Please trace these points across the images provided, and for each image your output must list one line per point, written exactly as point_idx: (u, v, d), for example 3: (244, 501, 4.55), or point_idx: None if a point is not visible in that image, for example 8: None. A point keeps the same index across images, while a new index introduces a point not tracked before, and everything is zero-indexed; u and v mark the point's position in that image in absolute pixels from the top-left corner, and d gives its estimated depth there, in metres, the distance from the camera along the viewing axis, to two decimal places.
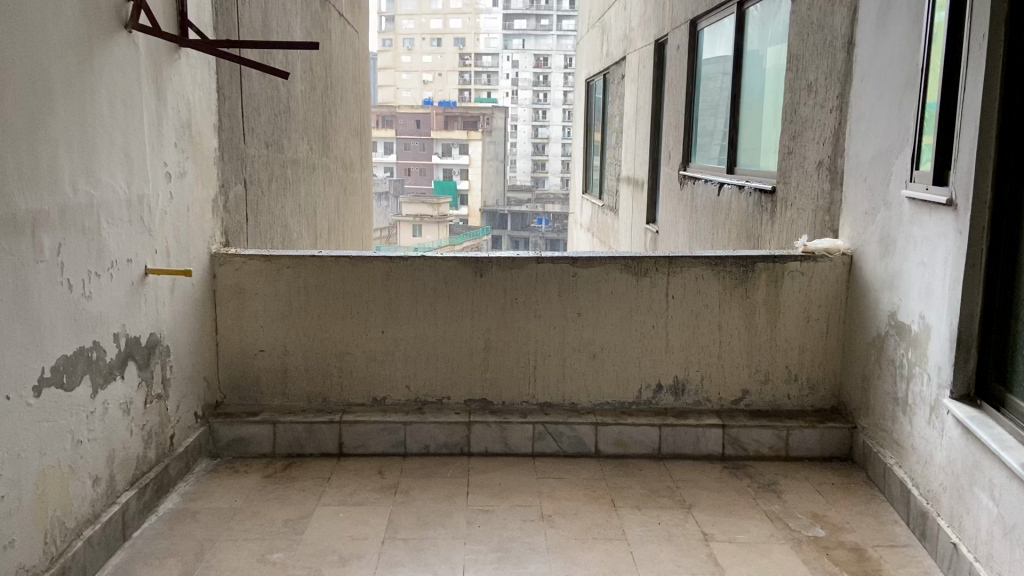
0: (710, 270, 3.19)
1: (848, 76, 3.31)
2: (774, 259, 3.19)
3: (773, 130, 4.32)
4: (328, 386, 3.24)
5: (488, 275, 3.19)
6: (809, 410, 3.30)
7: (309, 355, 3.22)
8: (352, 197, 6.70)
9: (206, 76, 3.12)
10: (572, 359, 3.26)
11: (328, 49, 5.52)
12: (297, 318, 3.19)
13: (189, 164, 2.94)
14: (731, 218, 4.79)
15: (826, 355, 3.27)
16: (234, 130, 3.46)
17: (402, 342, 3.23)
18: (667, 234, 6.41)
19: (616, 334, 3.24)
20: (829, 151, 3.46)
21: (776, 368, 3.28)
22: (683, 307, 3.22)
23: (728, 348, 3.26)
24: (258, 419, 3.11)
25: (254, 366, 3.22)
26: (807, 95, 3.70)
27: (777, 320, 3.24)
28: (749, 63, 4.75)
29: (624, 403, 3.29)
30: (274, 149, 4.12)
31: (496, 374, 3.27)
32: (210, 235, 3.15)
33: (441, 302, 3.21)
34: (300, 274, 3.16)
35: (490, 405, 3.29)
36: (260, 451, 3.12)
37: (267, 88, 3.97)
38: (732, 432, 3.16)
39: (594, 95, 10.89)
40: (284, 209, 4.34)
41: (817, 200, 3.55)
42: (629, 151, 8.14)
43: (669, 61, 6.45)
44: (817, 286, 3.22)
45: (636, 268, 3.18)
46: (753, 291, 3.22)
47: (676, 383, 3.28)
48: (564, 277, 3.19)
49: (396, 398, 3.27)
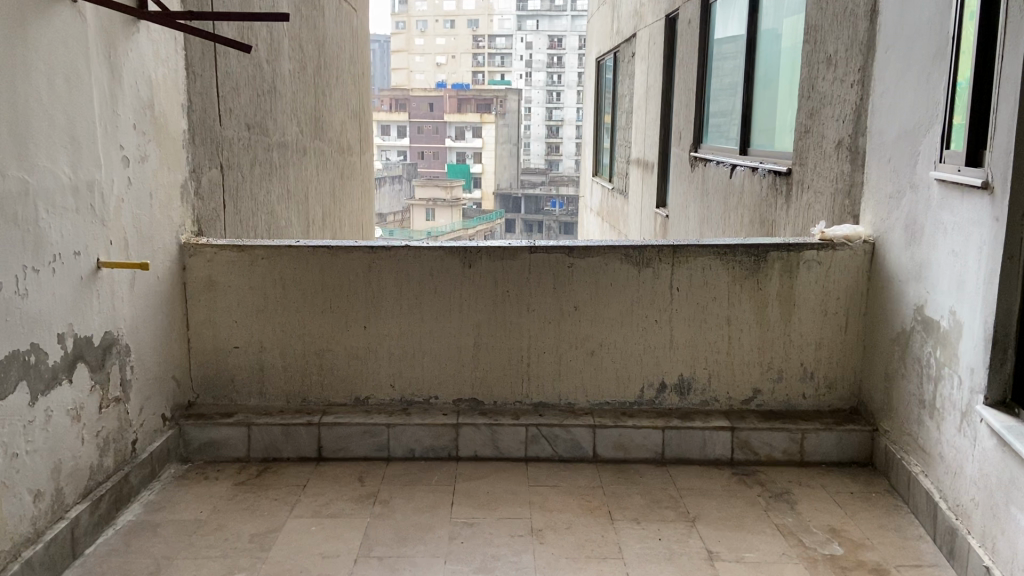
0: (718, 259, 2.94)
1: (872, 47, 3.02)
2: (789, 248, 2.94)
3: (788, 108, 4.04)
4: (308, 385, 3.03)
5: (478, 266, 2.96)
6: (827, 411, 3.05)
7: (287, 352, 3.01)
8: (350, 182, 6.48)
9: (172, 52, 2.89)
10: (569, 356, 3.03)
11: (320, 27, 5.27)
12: (273, 313, 2.98)
13: (152, 148, 2.72)
14: (743, 202, 4.52)
15: (846, 351, 3.01)
16: (208, 111, 3.24)
17: (386, 338, 3.01)
18: (678, 219, 6.15)
19: (616, 329, 3.00)
20: (850, 130, 3.19)
21: (790, 366, 3.03)
22: (689, 300, 2.97)
23: (738, 344, 3.01)
24: (232, 421, 2.91)
25: (228, 364, 3.01)
26: (826, 69, 3.41)
27: (791, 313, 2.99)
28: (764, 37, 4.45)
29: (625, 403, 3.06)
30: (256, 132, 3.89)
31: (488, 372, 3.04)
32: (180, 224, 2.94)
33: (428, 295, 2.98)
34: (276, 265, 2.94)
35: (481, 405, 3.06)
36: (233, 455, 2.92)
37: (248, 66, 3.74)
38: (742, 435, 2.92)
39: (604, 75, 10.58)
40: (269, 194, 4.12)
41: (836, 183, 3.28)
42: (639, 134, 7.85)
43: (680, 37, 6.15)
44: (836, 277, 2.97)
45: (638, 258, 2.93)
46: (766, 282, 2.97)
47: (681, 382, 3.04)
48: (559, 268, 2.95)
49: (381, 398, 3.06)
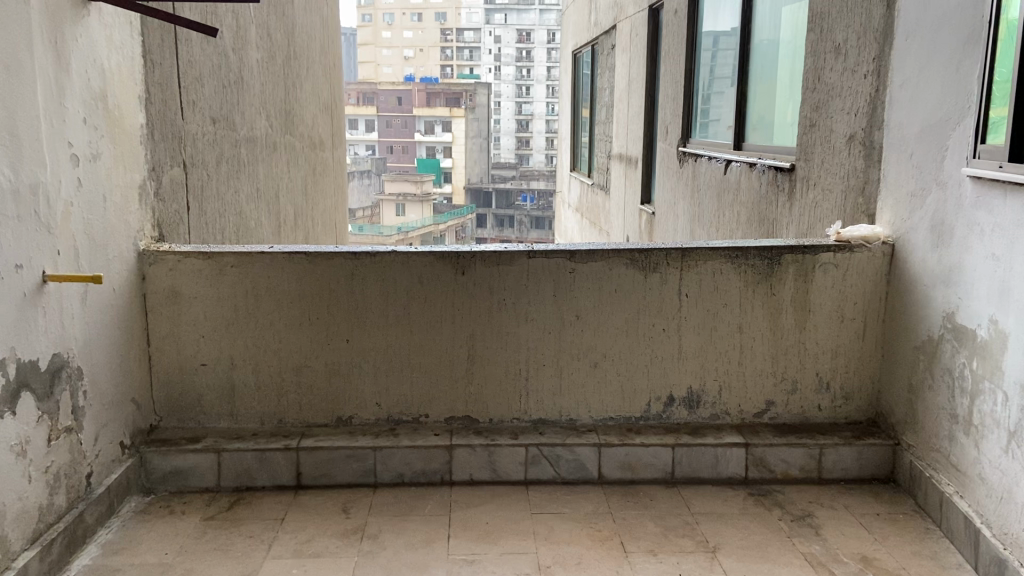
0: (729, 263, 2.74)
1: (888, 35, 2.83)
2: (804, 250, 2.75)
3: (788, 101, 3.85)
4: (284, 405, 2.77)
5: (470, 272, 2.71)
6: (844, 423, 2.86)
7: (261, 368, 2.74)
8: (322, 179, 6.17)
9: (127, 39, 2.59)
10: (570, 369, 2.80)
11: (290, 16, 4.97)
12: (245, 326, 2.70)
13: (106, 144, 2.42)
14: (739, 199, 4.32)
15: (864, 360, 2.83)
16: (169, 103, 2.94)
17: (370, 352, 2.75)
18: (665, 216, 5.95)
19: (620, 339, 2.78)
20: (863, 123, 2.99)
21: (805, 376, 2.84)
22: (698, 307, 2.76)
23: (750, 353, 2.81)
24: (200, 446, 2.63)
25: (195, 383, 2.73)
26: (834, 59, 3.22)
27: (806, 320, 2.79)
28: (759, 27, 4.25)
29: (630, 418, 2.84)
30: (222, 126, 3.59)
31: (482, 388, 2.80)
32: (138, 228, 2.64)
33: (416, 305, 2.73)
34: (247, 274, 2.67)
35: (475, 423, 2.82)
36: (201, 484, 2.64)
37: (212, 54, 3.43)
38: (757, 452, 2.72)
39: (581, 68, 10.38)
40: (237, 194, 3.82)
41: (848, 180, 3.09)
42: (620, 128, 7.65)
43: (665, 28, 5.94)
44: (853, 280, 2.78)
45: (644, 262, 2.71)
46: (779, 287, 2.77)
47: (689, 395, 2.83)
48: (559, 273, 2.72)
49: (365, 417, 2.80)
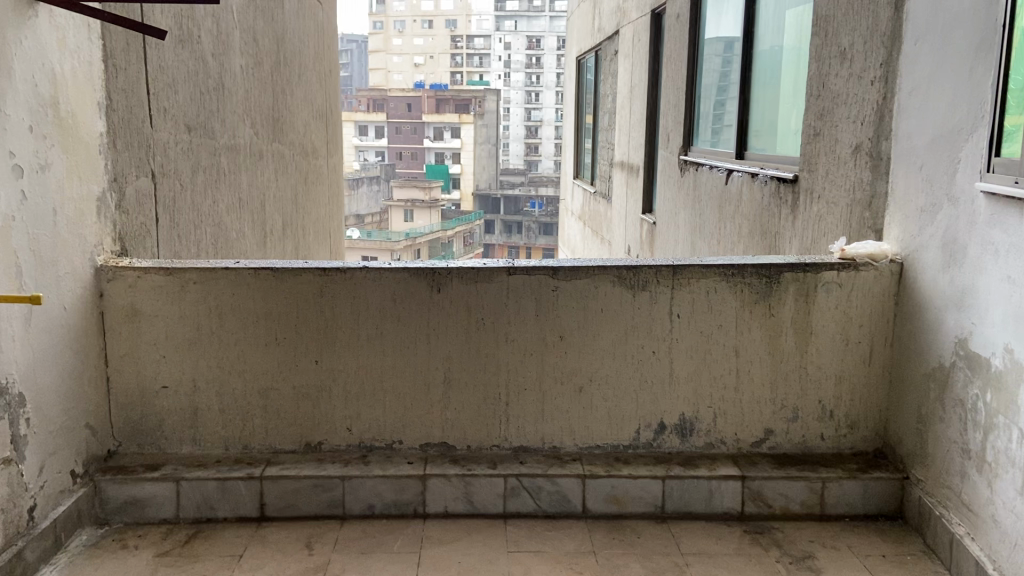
0: (725, 281, 2.56)
1: (896, 38, 2.65)
2: (805, 268, 2.57)
3: (791, 108, 3.67)
4: (249, 430, 2.61)
5: (447, 290, 2.55)
6: (847, 454, 2.68)
7: (224, 391, 2.58)
8: (315, 187, 6.02)
9: (85, 42, 2.43)
10: (554, 394, 2.63)
11: (279, 20, 4.83)
12: (208, 346, 2.54)
13: (57, 155, 2.26)
14: (741, 211, 4.15)
15: (869, 386, 2.64)
16: (135, 110, 2.78)
17: (340, 374, 2.59)
18: (666, 226, 5.78)
19: (608, 362, 2.60)
20: (869, 132, 2.81)
21: (806, 403, 2.65)
22: (691, 329, 2.59)
23: (747, 378, 2.63)
24: (158, 475, 2.47)
25: (156, 407, 2.57)
26: (840, 64, 3.04)
27: (807, 342, 2.61)
28: (762, 31, 4.07)
29: (617, 447, 2.66)
30: (199, 133, 3.44)
31: (460, 413, 2.63)
32: (96, 243, 2.49)
33: (390, 324, 2.56)
34: (210, 291, 2.51)
35: (453, 450, 2.65)
36: (159, 515, 2.48)
37: (187, 59, 3.28)
38: (753, 485, 2.54)
39: (585, 75, 10.23)
40: (216, 203, 3.67)
41: (854, 192, 2.91)
42: (623, 135, 7.48)
43: (667, 33, 5.78)
44: (858, 301, 2.59)
45: (632, 280, 2.54)
46: (778, 308, 2.59)
47: (682, 423, 2.65)
48: (542, 292, 2.55)
49: (336, 443, 2.64)
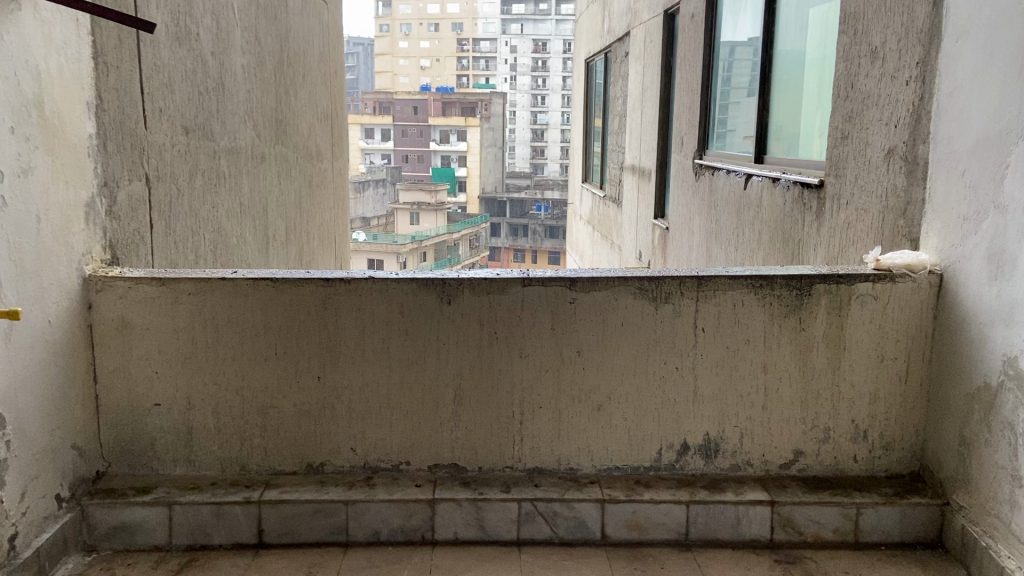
0: (753, 293, 2.41)
1: (935, 35, 2.48)
2: (838, 279, 2.41)
3: (814, 110, 3.52)
4: (247, 451, 2.46)
5: (458, 302, 2.40)
6: (883, 477, 2.52)
7: (221, 409, 2.43)
8: (320, 191, 5.88)
9: (72, 38, 2.29)
10: (570, 413, 2.47)
11: (283, 20, 4.70)
12: (203, 361, 2.40)
13: (42, 158, 2.12)
14: (761, 217, 3.99)
15: (906, 405, 2.48)
16: (128, 111, 2.65)
17: (344, 392, 2.44)
18: (680, 232, 5.62)
19: (628, 379, 2.45)
20: (903, 135, 2.66)
21: (839, 423, 2.49)
22: (716, 344, 2.43)
23: (776, 396, 2.47)
24: (149, 499, 2.33)
25: (148, 425, 2.43)
26: (870, 64, 2.89)
27: (840, 358, 2.45)
28: (783, 29, 3.92)
29: (638, 468, 2.51)
30: (198, 135, 3.31)
31: (470, 433, 2.48)
32: (84, 252, 2.35)
33: (396, 338, 2.42)
34: (206, 302, 2.37)
35: (463, 472, 2.50)
36: (151, 542, 2.34)
37: (184, 58, 3.14)
38: (784, 511, 2.37)
39: (594, 77, 10.08)
40: (216, 209, 3.54)
41: (887, 199, 2.75)
42: (634, 139, 7.33)
43: (681, 33, 5.63)
44: (894, 314, 2.44)
45: (654, 292, 2.39)
46: (810, 322, 2.43)
47: (706, 443, 2.49)
48: (558, 304, 2.40)
49: (339, 464, 2.48)
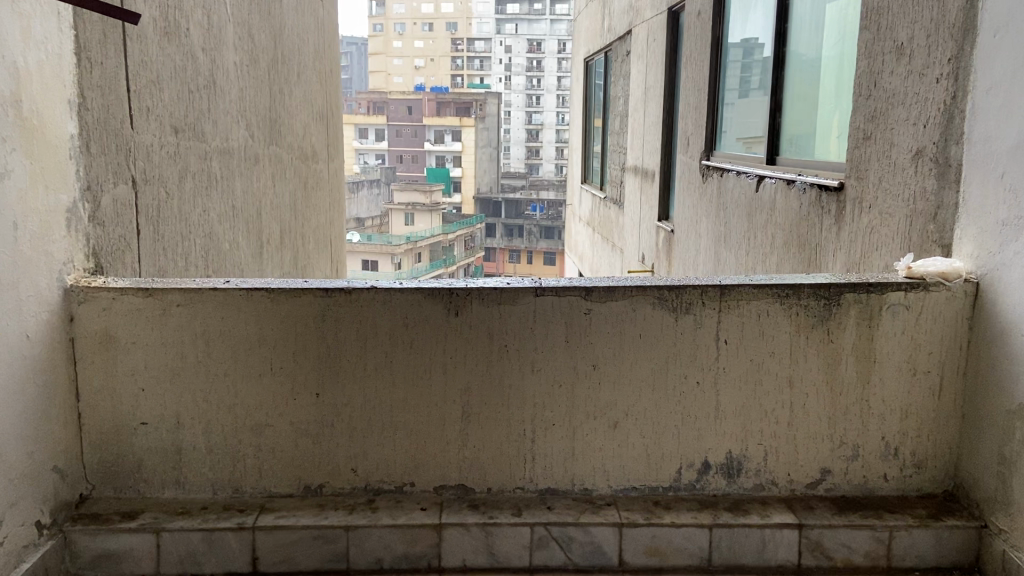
0: (779, 304, 2.27)
1: (968, 29, 2.34)
2: (869, 288, 2.28)
3: (831, 109, 3.39)
4: (241, 472, 2.31)
5: (465, 314, 2.25)
6: (915, 497, 2.38)
7: (212, 428, 2.29)
8: (315, 193, 5.73)
9: (52, 32, 2.13)
10: (585, 430, 2.33)
11: (277, 16, 4.54)
12: (194, 377, 2.25)
13: (20, 161, 1.96)
14: (774, 220, 3.86)
15: (940, 421, 2.34)
16: (113, 110, 2.50)
17: (344, 409, 2.29)
18: (685, 234, 5.49)
19: (646, 395, 2.31)
20: (932, 135, 2.52)
21: (868, 440, 2.35)
22: (739, 357, 2.29)
23: (803, 412, 2.33)
24: (136, 525, 2.18)
25: (136, 445, 2.28)
26: (896, 61, 2.75)
27: (870, 372, 2.32)
28: (797, 26, 3.78)
29: (656, 489, 2.37)
30: (188, 135, 3.15)
31: (478, 452, 2.33)
32: (66, 260, 2.19)
33: (400, 351, 2.27)
34: (197, 314, 2.22)
35: (471, 493, 2.35)
36: (137, 572, 2.18)
37: (172, 54, 2.98)
38: (812, 535, 2.23)
39: (593, 77, 9.95)
40: (208, 212, 3.38)
41: (916, 203, 2.62)
42: (635, 139, 7.20)
43: (686, 31, 5.49)
44: (928, 325, 2.30)
45: (674, 302, 2.25)
46: (838, 334, 2.29)
47: (729, 462, 2.35)
48: (573, 315, 2.26)
49: (339, 486, 2.34)
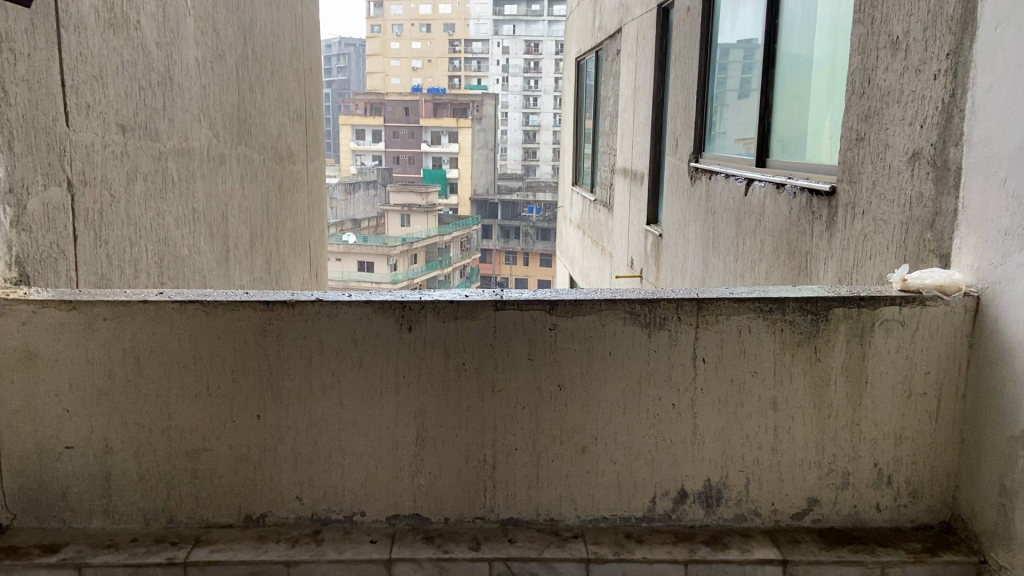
0: (762, 319, 2.08)
1: (968, 21, 2.15)
2: (860, 303, 2.09)
3: (823, 109, 3.20)
4: (176, 500, 2.12)
5: (420, 329, 2.07)
6: (909, 528, 2.19)
7: (144, 453, 2.09)
8: (292, 195, 5.54)
9: None
10: (551, 455, 2.14)
11: (247, 11, 4.35)
12: (123, 398, 2.06)
13: None
14: (763, 225, 3.67)
15: (936, 447, 2.16)
16: (42, 106, 2.30)
17: (288, 432, 2.10)
18: (674, 239, 5.31)
19: (617, 417, 2.12)
20: (929, 136, 2.34)
21: (859, 467, 2.17)
22: (718, 377, 2.10)
23: (788, 437, 2.14)
24: (55, 560, 1.98)
25: (60, 472, 2.09)
26: (891, 57, 2.57)
27: (861, 394, 2.13)
28: (788, 23, 3.60)
29: (628, 519, 2.18)
30: (138, 133, 2.96)
31: (435, 479, 2.14)
32: None
33: (348, 369, 2.08)
34: (124, 329, 2.02)
35: (427, 524, 2.16)
36: None
37: (119, 47, 2.79)
38: (797, 572, 2.04)
39: (585, 77, 9.79)
40: (162, 215, 3.19)
41: (912, 209, 2.44)
42: (625, 140, 7.01)
43: (676, 29, 5.31)
44: (923, 343, 2.11)
45: (647, 317, 2.06)
46: (826, 352, 2.11)
47: (707, 491, 2.17)
48: (537, 330, 2.07)
49: (282, 516, 2.15)
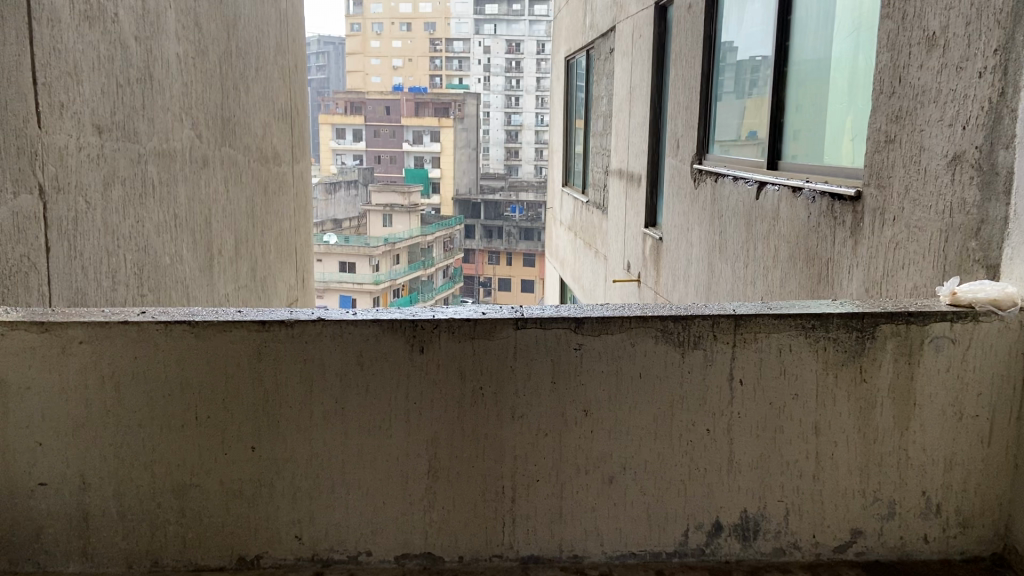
0: (804, 337, 1.92)
1: (1020, 15, 2.00)
2: (908, 319, 1.94)
3: (844, 109, 3.05)
4: (161, 541, 1.92)
5: (432, 350, 1.88)
6: (959, 560, 2.03)
7: (126, 490, 1.89)
8: (278, 198, 5.32)
9: None
10: (575, 486, 1.96)
11: (231, 5, 4.13)
12: (101, 430, 1.85)
13: None
14: (778, 230, 3.52)
15: (989, 473, 2.01)
16: (10, 105, 2.09)
17: (285, 465, 1.90)
18: (676, 243, 5.15)
19: (648, 444, 1.94)
20: (973, 138, 2.19)
21: (907, 495, 2.01)
22: (757, 400, 1.93)
23: (831, 464, 1.98)
24: None
25: (32, 511, 1.88)
26: (925, 53, 2.42)
27: (908, 417, 1.97)
28: (801, 19, 3.44)
29: (659, 555, 2.00)
30: (115, 132, 2.74)
31: (448, 514, 1.96)
32: None
33: (353, 395, 1.88)
34: (103, 353, 1.81)
35: (439, 563, 1.97)
36: None
37: (96, 41, 2.57)
38: None
39: (575, 76, 9.63)
40: (142, 221, 2.97)
41: (952, 216, 2.29)
42: (620, 140, 6.86)
43: (676, 26, 5.15)
44: (975, 362, 1.96)
45: (681, 335, 1.89)
46: (873, 372, 1.95)
47: (744, 523, 2.00)
48: (561, 351, 1.89)
49: (280, 557, 1.95)
